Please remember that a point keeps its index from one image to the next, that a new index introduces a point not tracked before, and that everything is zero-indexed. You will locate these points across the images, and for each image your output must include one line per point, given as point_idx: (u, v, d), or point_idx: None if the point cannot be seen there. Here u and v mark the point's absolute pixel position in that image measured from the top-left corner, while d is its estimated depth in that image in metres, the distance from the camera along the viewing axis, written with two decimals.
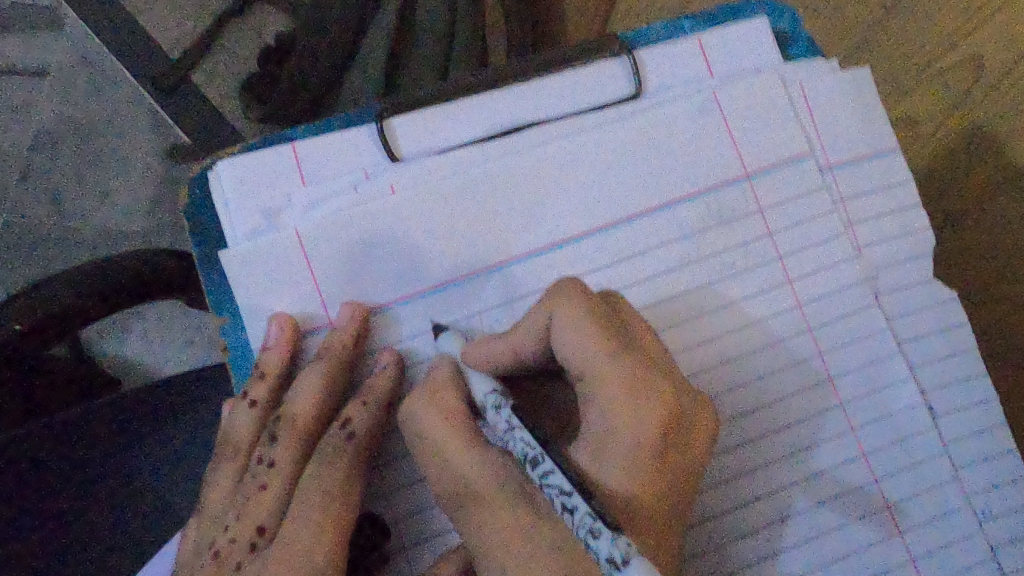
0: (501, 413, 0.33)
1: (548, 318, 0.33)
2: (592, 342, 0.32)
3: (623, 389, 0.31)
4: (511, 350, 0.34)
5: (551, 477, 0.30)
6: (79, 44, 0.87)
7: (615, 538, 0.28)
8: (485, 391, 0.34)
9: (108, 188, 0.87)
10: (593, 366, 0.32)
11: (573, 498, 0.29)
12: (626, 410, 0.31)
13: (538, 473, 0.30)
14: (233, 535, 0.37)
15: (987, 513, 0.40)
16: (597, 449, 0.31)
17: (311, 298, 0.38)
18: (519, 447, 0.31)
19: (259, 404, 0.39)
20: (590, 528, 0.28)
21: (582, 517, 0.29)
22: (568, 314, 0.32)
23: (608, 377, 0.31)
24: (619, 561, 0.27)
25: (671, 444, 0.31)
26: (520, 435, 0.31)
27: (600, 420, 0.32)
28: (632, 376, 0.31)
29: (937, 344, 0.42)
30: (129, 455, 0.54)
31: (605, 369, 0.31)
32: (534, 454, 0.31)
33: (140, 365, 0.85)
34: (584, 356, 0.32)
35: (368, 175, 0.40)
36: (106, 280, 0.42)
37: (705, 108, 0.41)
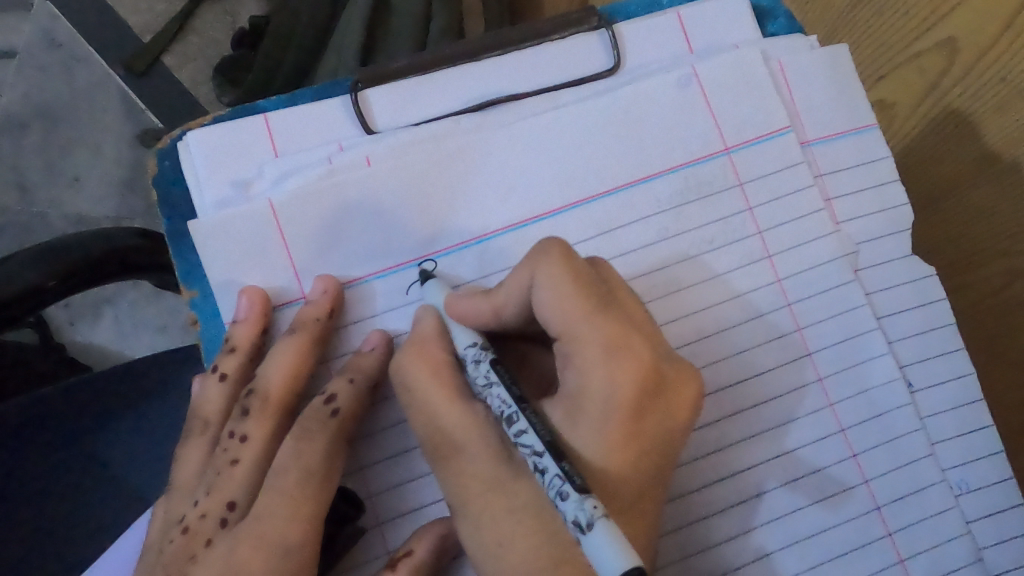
0: (482, 367, 0.33)
1: (530, 282, 0.32)
2: (571, 303, 0.31)
3: (601, 350, 0.31)
4: (492, 309, 0.34)
5: (526, 437, 0.30)
6: (44, 23, 0.84)
7: (582, 501, 0.28)
8: (467, 343, 0.34)
9: (75, 171, 0.85)
10: (571, 328, 0.31)
11: (544, 459, 0.29)
12: (603, 371, 0.31)
13: (513, 432, 0.31)
14: (203, 511, 0.36)
15: (962, 487, 0.41)
16: (571, 411, 0.31)
17: (283, 271, 0.38)
18: (495, 404, 0.32)
19: (229, 378, 0.38)
20: (559, 490, 0.29)
21: (552, 478, 0.29)
22: (550, 276, 0.32)
23: (586, 338, 0.31)
24: (585, 524, 0.27)
25: (650, 407, 0.31)
26: (497, 392, 0.32)
27: (576, 382, 0.31)
28: (611, 338, 0.31)
29: (913, 319, 0.42)
30: (99, 438, 0.53)
31: (584, 331, 0.31)
32: (510, 413, 0.31)
33: (112, 352, 0.84)
34: (563, 318, 0.31)
35: (342, 147, 0.40)
36: (71, 257, 0.40)
37: (685, 83, 0.41)
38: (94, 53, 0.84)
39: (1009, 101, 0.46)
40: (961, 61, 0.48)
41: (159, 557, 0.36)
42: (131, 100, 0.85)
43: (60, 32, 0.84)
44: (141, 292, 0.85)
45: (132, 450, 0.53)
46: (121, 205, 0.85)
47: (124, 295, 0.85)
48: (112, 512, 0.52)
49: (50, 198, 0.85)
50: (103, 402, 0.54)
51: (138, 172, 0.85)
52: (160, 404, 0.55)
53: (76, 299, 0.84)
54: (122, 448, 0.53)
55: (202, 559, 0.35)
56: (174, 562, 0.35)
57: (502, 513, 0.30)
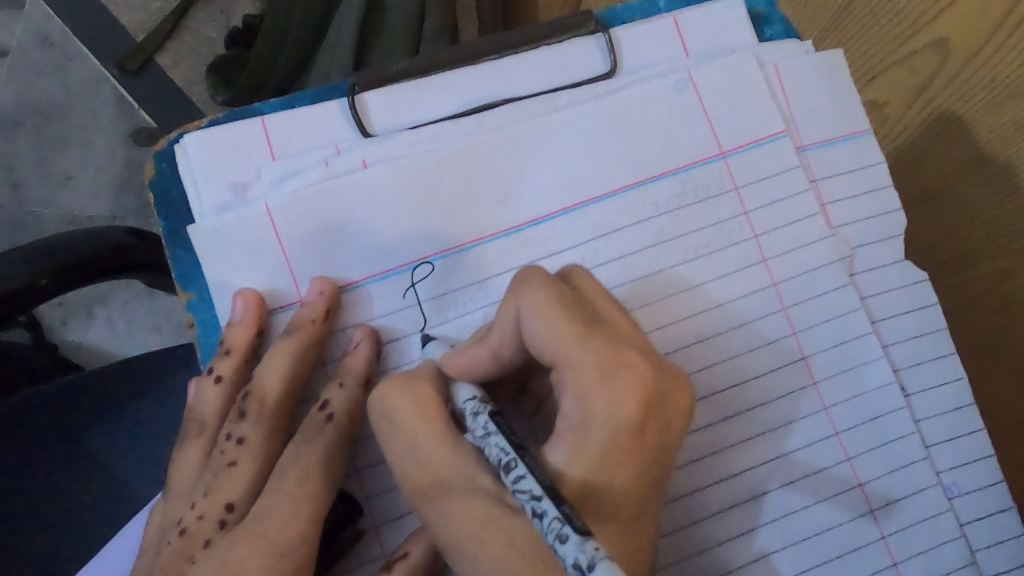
0: (479, 419, 0.32)
1: (516, 314, 0.33)
2: (562, 328, 0.32)
3: (597, 373, 0.31)
4: (489, 354, 0.34)
5: (523, 483, 0.29)
6: (38, 21, 0.84)
7: (582, 543, 0.26)
8: (468, 397, 0.34)
9: (70, 170, 0.84)
10: (564, 353, 0.32)
11: (542, 503, 0.28)
12: (602, 395, 0.31)
13: (511, 479, 0.30)
14: (200, 513, 0.36)
15: (954, 490, 0.41)
16: (571, 440, 0.31)
17: (281, 274, 0.38)
18: (494, 452, 0.31)
19: (225, 380, 0.38)
20: (558, 533, 0.27)
21: (551, 521, 0.27)
22: (536, 303, 0.32)
23: (581, 362, 0.32)
24: (585, 565, 0.26)
25: (649, 424, 0.32)
26: (496, 440, 0.31)
27: (576, 410, 0.32)
28: (605, 360, 0.32)
29: (908, 323, 0.42)
30: (93, 437, 0.53)
31: (577, 355, 0.32)
32: (508, 459, 0.30)
33: (105, 351, 0.84)
34: (555, 344, 0.32)
35: (339, 150, 0.39)
36: (62, 256, 0.40)
37: (681, 87, 0.41)
38: (88, 52, 0.84)
39: (999, 101, 0.45)
40: (954, 59, 0.47)
41: (157, 558, 0.36)
42: (125, 99, 0.84)
43: (54, 31, 0.84)
44: (134, 292, 0.84)
45: (128, 451, 0.53)
46: (115, 205, 0.85)
47: (118, 294, 0.84)
48: (105, 512, 0.52)
49: (44, 197, 0.84)
50: (97, 402, 0.54)
51: (132, 172, 0.85)
52: (154, 405, 0.55)
53: (69, 298, 0.83)
54: (117, 449, 0.53)
55: (201, 560, 0.34)
56: (172, 563, 0.35)
57: (500, 521, 0.30)
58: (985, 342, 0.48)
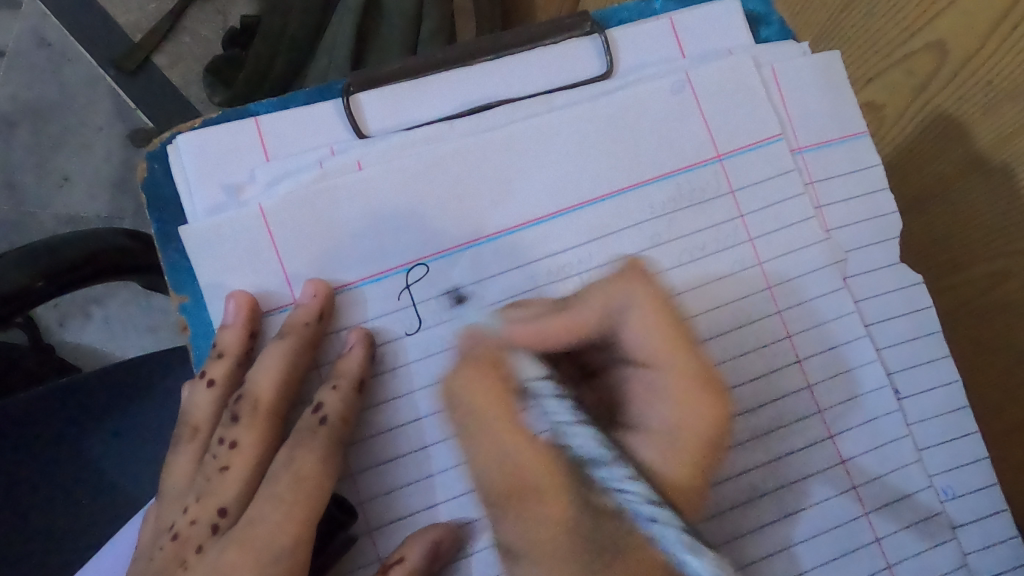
0: None
1: (620, 314, 0.38)
2: None
3: (694, 383, 0.38)
4: None
5: (626, 485, 0.34)
6: (34, 20, 0.84)
7: None
8: (538, 376, 0.36)
9: (66, 171, 0.84)
10: (663, 360, 0.38)
11: (649, 509, 0.34)
12: None
13: (602, 475, 0.34)
14: (192, 518, 0.36)
15: (948, 493, 0.41)
16: None
17: (274, 276, 0.37)
18: (585, 449, 0.34)
19: (218, 383, 0.38)
20: None
21: None
22: (646, 311, 0.38)
23: (679, 372, 0.38)
24: None
25: None
26: (581, 434, 0.34)
27: (672, 419, 0.37)
28: (700, 374, 0.38)
29: (904, 326, 0.42)
30: (88, 438, 0.53)
31: (677, 365, 0.38)
32: (599, 456, 0.34)
33: (101, 352, 0.83)
34: (659, 352, 0.38)
35: (334, 151, 0.39)
36: (57, 258, 0.40)
37: (677, 89, 0.41)
38: (85, 52, 0.84)
39: (995, 104, 0.44)
40: (949, 62, 0.47)
41: (149, 563, 0.36)
42: (121, 99, 0.84)
43: (50, 31, 0.84)
44: (130, 293, 0.84)
45: (121, 452, 0.53)
46: (110, 205, 0.84)
47: (114, 296, 0.84)
48: (99, 514, 0.52)
49: (40, 197, 0.84)
50: (91, 404, 0.53)
51: (128, 173, 0.85)
52: (148, 406, 0.54)
53: (65, 299, 0.83)
54: (110, 451, 0.53)
55: (194, 565, 0.34)
56: (164, 567, 0.35)
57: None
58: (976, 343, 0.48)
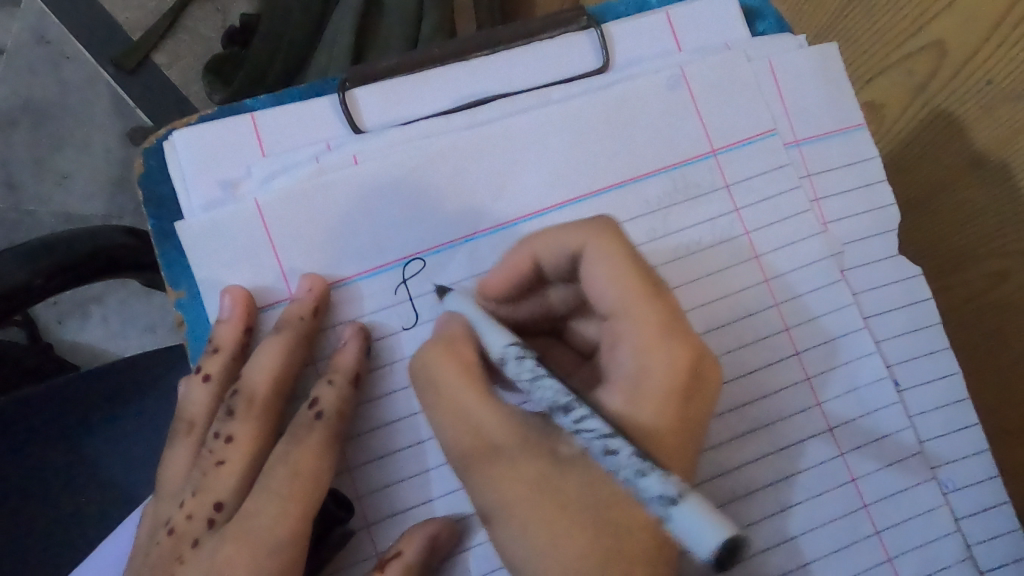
0: (525, 364, 0.32)
1: (580, 258, 0.34)
2: (628, 280, 0.32)
3: (658, 329, 0.31)
4: None
5: (589, 422, 0.29)
6: (32, 18, 0.84)
7: (665, 477, 0.27)
8: (503, 344, 0.33)
9: (65, 169, 0.84)
10: (626, 306, 0.32)
11: (614, 440, 0.28)
12: (661, 352, 0.31)
13: (571, 420, 0.29)
14: (188, 513, 0.36)
15: (949, 486, 0.41)
16: (631, 393, 0.31)
17: (270, 271, 0.37)
18: (548, 395, 0.30)
19: (214, 378, 0.38)
20: (636, 468, 0.27)
21: (627, 459, 0.28)
22: (600, 251, 0.33)
23: (642, 317, 0.32)
24: (673, 497, 0.26)
25: (695, 392, 0.31)
26: (550, 383, 0.30)
27: (635, 363, 0.31)
28: (665, 318, 0.32)
29: (901, 318, 0.42)
30: (86, 435, 0.53)
31: (640, 310, 0.32)
32: (566, 401, 0.30)
33: (101, 350, 0.83)
34: (620, 294, 0.32)
35: (331, 147, 0.39)
36: (56, 256, 0.40)
37: (674, 83, 0.41)
38: (83, 50, 0.84)
39: (996, 102, 0.46)
40: (948, 62, 0.48)
41: (147, 558, 0.36)
42: (120, 97, 0.84)
43: (48, 29, 0.84)
44: (130, 291, 0.84)
45: (120, 451, 0.53)
46: (109, 203, 0.84)
47: (113, 293, 0.84)
48: (98, 511, 0.52)
49: (39, 195, 0.84)
50: (90, 401, 0.53)
51: (127, 171, 0.85)
52: (148, 405, 0.54)
53: (64, 297, 0.83)
54: (110, 448, 0.53)
55: (189, 560, 0.34)
56: (162, 562, 0.35)
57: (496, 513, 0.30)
58: (989, 329, 0.47)
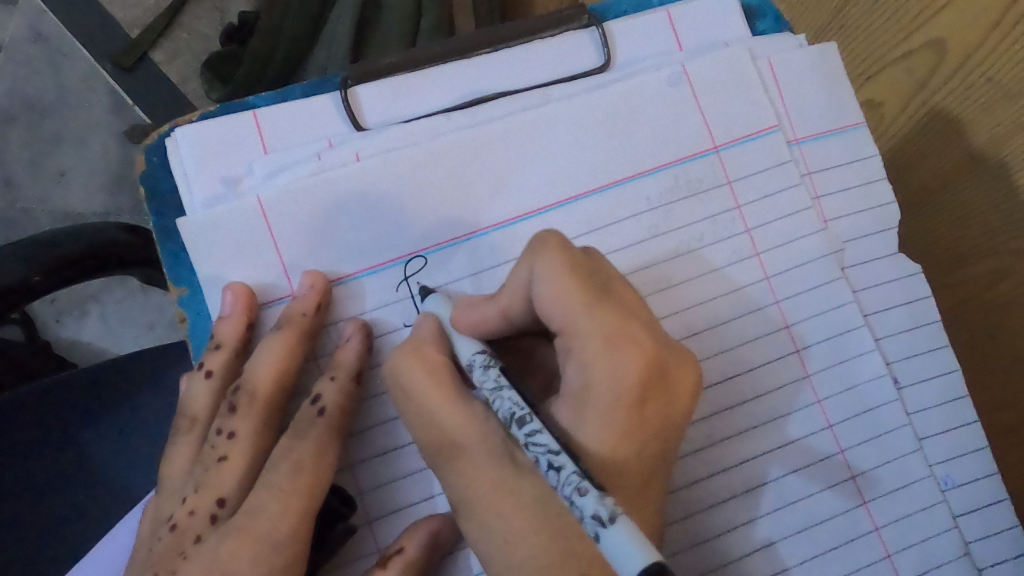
0: (490, 373, 0.32)
1: (529, 276, 0.33)
2: (571, 294, 0.32)
3: (601, 342, 0.31)
4: (500, 313, 0.34)
5: (539, 436, 0.30)
6: (30, 16, 0.83)
7: (601, 498, 0.27)
8: (471, 353, 0.34)
9: (64, 166, 0.84)
10: (573, 320, 0.32)
11: (560, 457, 0.29)
12: (606, 363, 0.31)
13: (523, 433, 0.30)
14: (191, 508, 0.36)
15: (947, 483, 0.41)
16: (578, 407, 0.31)
17: (272, 268, 0.38)
18: (506, 406, 0.31)
19: (216, 375, 0.38)
20: (577, 486, 0.28)
21: (569, 476, 0.28)
22: (550, 268, 0.32)
23: (586, 331, 0.32)
24: (605, 519, 0.27)
25: (652, 396, 0.32)
26: (508, 395, 0.31)
27: (580, 377, 0.32)
28: (610, 331, 0.32)
29: (901, 316, 0.42)
30: (86, 434, 0.53)
31: (586, 322, 0.32)
32: (522, 414, 0.30)
33: (99, 349, 0.83)
34: (563, 311, 0.32)
35: (332, 144, 0.39)
36: (55, 252, 0.40)
37: (675, 81, 0.41)
38: (81, 47, 0.84)
39: (997, 101, 0.45)
40: (950, 60, 0.47)
41: (149, 554, 0.36)
42: (119, 95, 0.84)
43: (46, 27, 0.83)
44: (128, 289, 0.84)
45: (121, 448, 0.53)
46: (108, 201, 0.84)
47: (111, 291, 0.84)
48: (98, 509, 0.52)
49: (37, 194, 0.84)
50: (90, 398, 0.53)
51: (125, 169, 0.85)
52: (147, 403, 0.54)
53: (62, 295, 0.83)
54: (110, 444, 0.53)
55: (192, 556, 0.34)
56: (164, 558, 0.35)
57: (502, 498, 0.30)
58: (984, 327, 0.47)
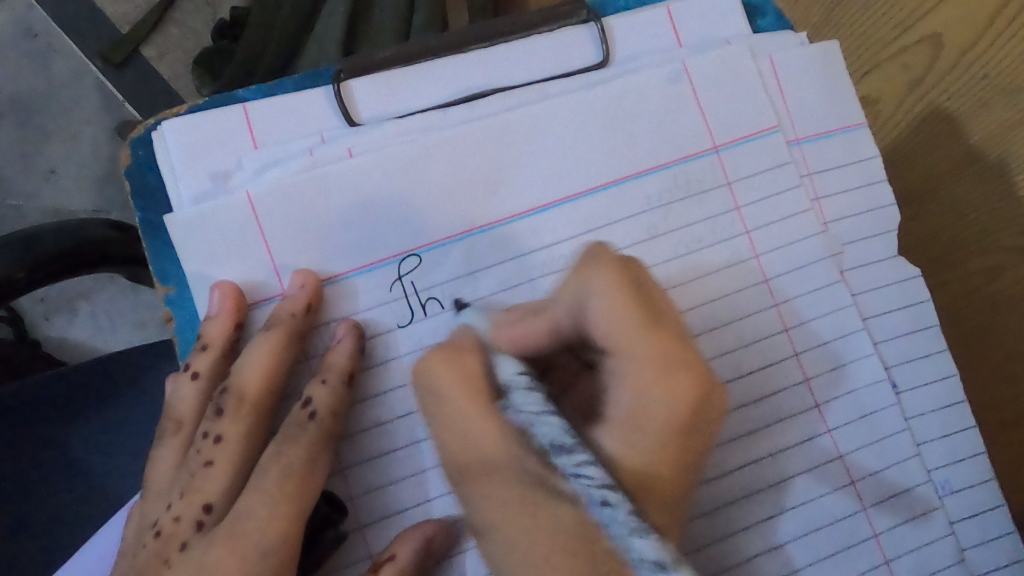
0: (529, 397, 0.30)
1: (581, 293, 0.33)
2: (629, 314, 0.31)
3: (656, 366, 0.31)
4: (542, 327, 0.34)
5: (588, 470, 0.27)
6: (19, 10, 0.82)
7: (662, 543, 0.25)
8: (512, 371, 0.31)
9: (53, 163, 0.83)
10: (629, 343, 0.31)
11: (614, 495, 0.27)
12: (661, 388, 0.31)
13: (568, 464, 0.28)
14: (176, 514, 0.35)
15: (946, 489, 0.41)
16: (628, 433, 0.30)
17: (262, 266, 0.37)
18: (548, 432, 0.28)
19: (202, 376, 0.38)
20: (634, 528, 0.26)
21: (626, 519, 0.26)
22: (604, 285, 0.32)
23: (641, 354, 0.31)
24: (666, 565, 0.24)
25: (703, 422, 0.31)
26: (553, 421, 0.29)
27: (630, 399, 0.31)
28: (665, 354, 0.31)
29: (900, 319, 0.42)
30: (70, 434, 0.52)
31: (643, 346, 0.31)
32: (565, 443, 0.28)
33: (89, 348, 0.82)
34: (613, 329, 0.32)
35: (324, 140, 0.39)
36: (39, 247, 0.39)
37: (675, 78, 0.40)
38: (72, 43, 0.82)
39: (995, 97, 0.45)
40: (945, 57, 0.47)
41: (132, 561, 0.35)
42: (109, 91, 0.83)
43: (35, 21, 0.82)
44: (117, 287, 0.83)
45: (107, 450, 0.52)
46: (97, 198, 0.83)
47: (101, 289, 0.83)
48: (82, 512, 0.51)
49: (25, 191, 0.83)
50: (76, 399, 0.52)
51: (115, 165, 0.83)
52: (136, 402, 0.53)
53: (51, 293, 0.82)
54: (96, 447, 0.52)
55: (177, 563, 0.33)
56: (148, 565, 0.34)
57: (496, 505, 0.29)
58: (971, 330, 0.47)
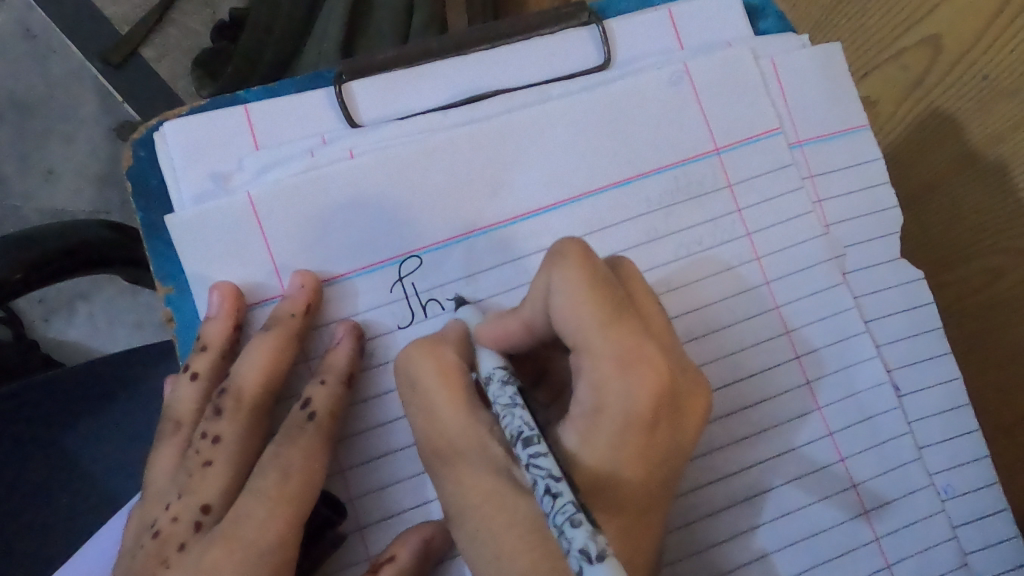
0: (506, 389, 0.31)
1: (547, 289, 0.32)
2: (586, 310, 0.31)
3: (616, 363, 0.30)
4: (522, 325, 0.33)
5: (541, 460, 0.28)
6: (17, 10, 0.82)
7: (594, 533, 0.26)
8: (492, 365, 0.32)
9: (51, 163, 0.83)
10: (587, 339, 0.31)
11: (558, 484, 0.27)
12: (619, 385, 0.31)
13: (526, 454, 0.29)
14: (175, 515, 0.35)
15: (947, 492, 0.41)
16: (587, 429, 0.31)
17: (263, 266, 0.37)
18: (514, 424, 0.30)
19: (202, 377, 0.37)
20: (569, 517, 0.26)
21: (564, 505, 0.27)
22: (568, 280, 0.31)
23: (600, 351, 0.31)
24: (592, 556, 0.25)
25: (663, 420, 0.31)
26: (520, 413, 0.30)
27: (591, 397, 0.31)
28: (625, 350, 0.31)
29: (901, 323, 0.42)
30: (70, 435, 0.52)
31: (599, 343, 0.31)
32: (529, 434, 0.29)
33: (87, 349, 0.82)
34: (578, 327, 0.31)
35: (325, 141, 0.39)
36: (38, 248, 0.39)
37: (676, 81, 0.40)
38: (71, 43, 0.82)
39: (994, 98, 0.46)
40: (945, 58, 0.47)
41: (131, 563, 0.35)
42: (108, 92, 0.83)
43: (34, 22, 0.82)
44: (116, 288, 0.83)
45: (106, 451, 0.52)
46: (97, 199, 0.83)
47: (101, 290, 0.83)
48: (80, 513, 0.51)
49: (23, 191, 0.83)
50: (75, 399, 0.52)
51: (114, 166, 0.83)
52: (135, 403, 0.53)
53: (50, 293, 0.82)
54: (95, 448, 0.52)
55: (176, 564, 0.33)
56: (146, 566, 0.34)
57: None
58: (974, 332, 0.46)
